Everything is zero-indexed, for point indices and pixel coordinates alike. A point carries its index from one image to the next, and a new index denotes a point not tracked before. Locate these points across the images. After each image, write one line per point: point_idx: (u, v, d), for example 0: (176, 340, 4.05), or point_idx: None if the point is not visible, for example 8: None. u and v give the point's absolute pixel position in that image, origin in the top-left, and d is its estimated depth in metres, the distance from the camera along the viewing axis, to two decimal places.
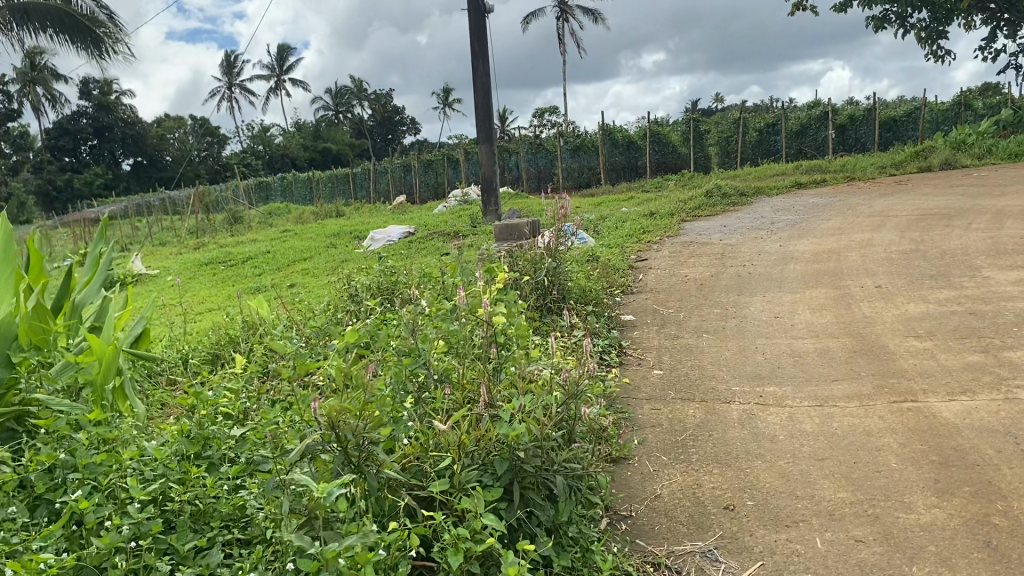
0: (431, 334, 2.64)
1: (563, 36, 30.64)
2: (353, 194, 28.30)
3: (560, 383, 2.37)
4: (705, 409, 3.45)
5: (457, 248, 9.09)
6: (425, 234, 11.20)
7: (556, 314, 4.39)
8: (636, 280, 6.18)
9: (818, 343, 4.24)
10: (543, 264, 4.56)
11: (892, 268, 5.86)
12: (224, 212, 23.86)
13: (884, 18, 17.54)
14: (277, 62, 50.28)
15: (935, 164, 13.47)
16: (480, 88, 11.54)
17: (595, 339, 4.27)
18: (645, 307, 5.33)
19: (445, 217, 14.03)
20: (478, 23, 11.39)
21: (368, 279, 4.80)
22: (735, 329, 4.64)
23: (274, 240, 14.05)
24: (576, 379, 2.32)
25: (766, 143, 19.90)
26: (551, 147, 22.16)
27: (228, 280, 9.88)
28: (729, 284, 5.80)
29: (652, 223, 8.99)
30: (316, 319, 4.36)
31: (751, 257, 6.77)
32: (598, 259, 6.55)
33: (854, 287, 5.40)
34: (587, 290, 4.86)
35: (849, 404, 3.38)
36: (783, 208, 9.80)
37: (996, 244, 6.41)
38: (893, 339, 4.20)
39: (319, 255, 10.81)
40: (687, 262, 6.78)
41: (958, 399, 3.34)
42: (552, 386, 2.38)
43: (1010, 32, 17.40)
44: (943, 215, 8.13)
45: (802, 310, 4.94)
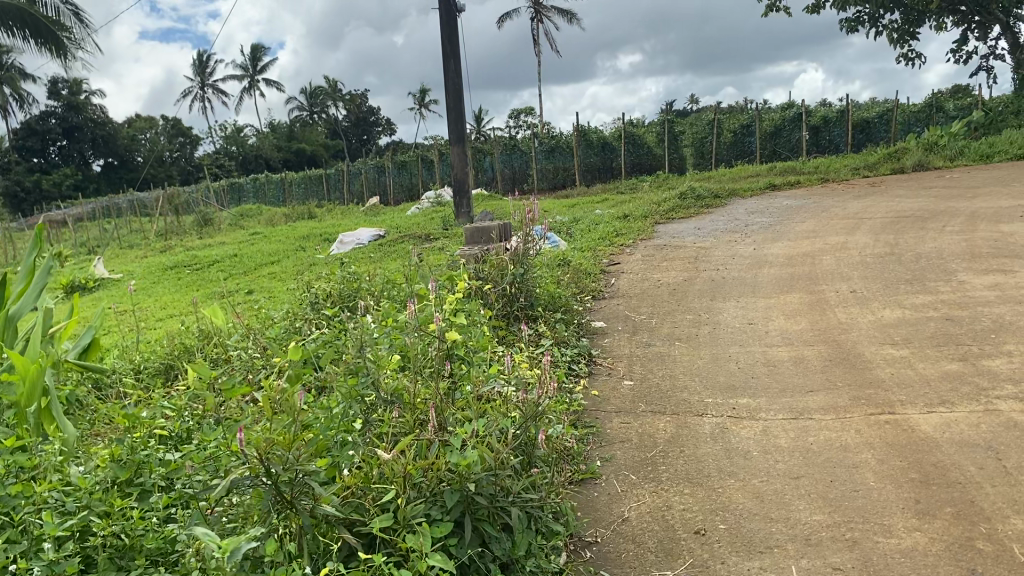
0: (382, 349, 2.49)
1: (538, 37, 30.55)
2: (327, 195, 28.04)
3: (518, 405, 2.23)
4: (676, 423, 3.31)
5: (428, 251, 8.94)
6: (397, 237, 11.03)
7: (522, 323, 4.23)
8: (608, 285, 6.05)
9: (793, 351, 4.12)
10: (511, 270, 4.40)
11: (866, 272, 5.76)
12: (194, 213, 23.50)
13: (857, 20, 17.57)
14: (250, 62, 49.81)
15: (908, 165, 13.49)
16: (451, 89, 11.37)
17: (563, 348, 4.12)
18: (616, 314, 5.19)
19: (417, 219, 13.86)
20: (449, 22, 11.22)
21: (329, 285, 4.64)
22: (707, 337, 4.51)
23: (243, 243, 13.79)
24: (535, 401, 2.18)
25: (741, 145, 19.89)
26: (526, 148, 22.04)
27: (194, 285, 9.66)
28: (702, 289, 5.68)
29: (626, 225, 8.87)
30: (272, 330, 4.19)
31: (724, 260, 6.66)
32: (570, 263, 6.42)
33: (828, 292, 5.29)
34: (556, 296, 4.72)
35: (825, 417, 3.26)
36: (757, 210, 9.72)
37: (971, 247, 6.34)
38: (869, 347, 4.09)
39: (288, 258, 10.58)
40: (660, 266, 6.66)
41: (937, 411, 3.23)
42: (508, 408, 2.25)
43: (980, 34, 17.50)
44: (917, 217, 8.08)
45: (776, 316, 4.82)
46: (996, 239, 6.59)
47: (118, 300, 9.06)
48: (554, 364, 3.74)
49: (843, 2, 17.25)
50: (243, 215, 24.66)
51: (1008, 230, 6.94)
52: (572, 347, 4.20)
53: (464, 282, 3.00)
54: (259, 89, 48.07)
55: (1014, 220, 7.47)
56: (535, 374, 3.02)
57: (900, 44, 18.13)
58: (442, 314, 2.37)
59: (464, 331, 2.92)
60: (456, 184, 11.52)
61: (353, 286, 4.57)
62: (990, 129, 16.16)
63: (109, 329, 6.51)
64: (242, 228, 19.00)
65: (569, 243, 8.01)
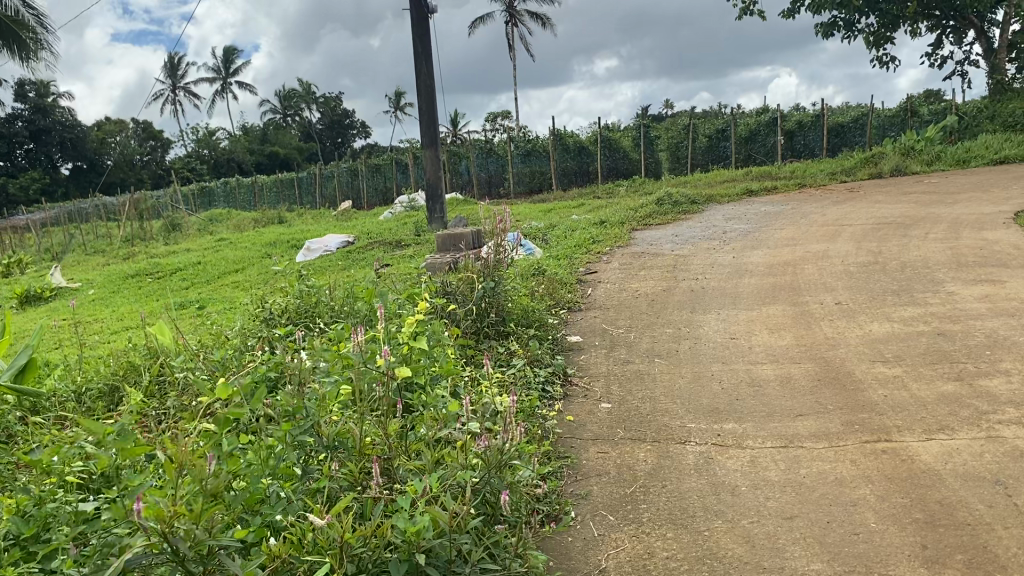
0: (327, 384, 2.26)
1: (512, 41, 30.41)
2: (299, 200, 27.65)
3: (478, 452, 2.01)
4: (657, 451, 3.06)
5: (398, 260, 8.67)
6: (366, 244, 10.74)
7: (492, 340, 3.96)
8: (584, 296, 5.79)
9: (780, 369, 3.88)
10: (479, 283, 4.13)
11: (851, 283, 5.55)
12: (162, 219, 23.03)
13: (832, 24, 17.50)
14: (222, 64, 49.20)
15: (886, 170, 13.39)
16: (423, 90, 11.10)
17: (536, 367, 3.86)
18: (593, 327, 4.93)
19: (389, 225, 13.56)
20: (421, 23, 10.96)
21: (284, 300, 4.40)
22: (688, 353, 4.27)
23: (208, 250, 13.43)
24: (496, 450, 1.96)
25: (716, 149, 19.76)
26: (502, 152, 21.80)
27: (154, 296, 9.33)
28: (682, 300, 5.45)
29: (602, 232, 8.65)
30: (221, 351, 3.95)
31: (704, 269, 6.43)
32: (544, 273, 6.16)
33: (813, 303, 5.07)
34: (530, 310, 4.45)
35: (817, 445, 3.01)
36: (735, 216, 9.53)
37: (956, 256, 6.16)
38: (859, 365, 3.86)
39: (254, 267, 10.26)
40: (638, 274, 6.43)
41: (936, 438, 2.99)
42: (468, 455, 2.02)
43: (955, 39, 17.49)
44: (898, 224, 7.91)
45: (759, 331, 4.58)
46: (982, 247, 6.40)
47: (73, 311, 8.71)
48: (524, 387, 3.49)
49: (819, 6, 17.17)
50: (212, 220, 24.23)
51: (992, 237, 6.77)
52: (546, 365, 3.94)
53: (421, 306, 2.78)
54: (231, 92, 47.48)
55: (998, 226, 7.30)
56: (502, 405, 2.79)
57: (875, 48, 18.09)
58: (389, 347, 2.15)
59: (424, 357, 2.70)
60: (430, 189, 11.24)
61: (311, 301, 4.33)
62: (965, 134, 16.14)
63: (58, 344, 6.17)
64: (211, 233, 18.59)
65: (544, 251, 7.76)
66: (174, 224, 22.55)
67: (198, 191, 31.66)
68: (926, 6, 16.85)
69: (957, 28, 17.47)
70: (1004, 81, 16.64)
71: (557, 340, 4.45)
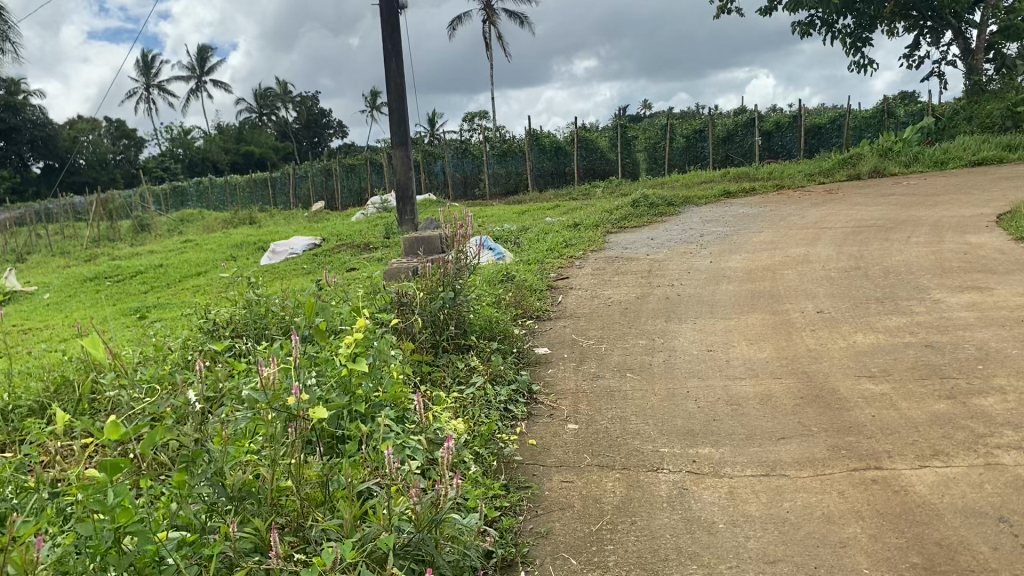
0: (244, 419, 2.01)
1: (489, 41, 30.14)
2: (273, 200, 27.25)
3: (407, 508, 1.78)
4: (627, 480, 2.79)
5: (366, 263, 8.38)
6: (333, 245, 10.43)
7: (451, 355, 3.65)
8: (554, 304, 5.52)
9: (760, 386, 3.62)
10: (436, 295, 3.80)
11: (833, 290, 5.31)
12: (130, 219, 22.54)
13: (810, 24, 17.38)
14: (197, 62, 48.54)
15: (864, 172, 13.24)
16: (394, 88, 10.77)
17: (497, 384, 3.56)
18: (562, 338, 4.66)
19: (359, 226, 13.23)
20: (391, 19, 10.62)
21: (231, 310, 4.10)
22: (662, 367, 4.00)
23: (172, 252, 13.03)
24: (427, 510, 1.73)
25: (694, 150, 19.56)
26: (477, 153, 21.52)
27: (110, 300, 8.98)
28: (656, 308, 5.18)
29: (575, 235, 8.39)
30: (156, 367, 3.66)
31: (680, 275, 6.18)
32: (513, 279, 5.88)
33: (793, 312, 4.83)
34: (494, 320, 4.17)
35: (801, 474, 2.75)
36: (713, 218, 9.30)
37: (940, 261, 5.95)
38: (843, 380, 3.61)
39: (215, 271, 9.89)
40: (611, 280, 6.16)
41: (930, 466, 2.74)
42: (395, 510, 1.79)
43: (932, 40, 17.40)
44: (878, 227, 7.70)
45: (738, 342, 4.33)
46: (966, 252, 6.19)
47: (24, 317, 8.32)
48: (482, 411, 3.18)
49: (796, 5, 17.02)
50: (183, 220, 23.77)
51: (976, 242, 6.57)
52: (510, 383, 3.65)
53: (362, 323, 2.52)
54: (205, 90, 46.86)
55: (981, 230, 7.12)
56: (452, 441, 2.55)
57: (852, 49, 17.97)
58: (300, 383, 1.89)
59: (364, 383, 2.45)
60: (401, 190, 10.94)
61: (264, 310, 4.03)
62: (943, 135, 16.03)
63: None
64: (180, 234, 18.21)
65: (515, 255, 7.49)
66: (144, 225, 22.11)
67: (169, 191, 31.15)
68: (903, 7, 16.75)
69: (934, 28, 17.37)
70: (981, 82, 16.54)
71: (523, 354, 4.17)
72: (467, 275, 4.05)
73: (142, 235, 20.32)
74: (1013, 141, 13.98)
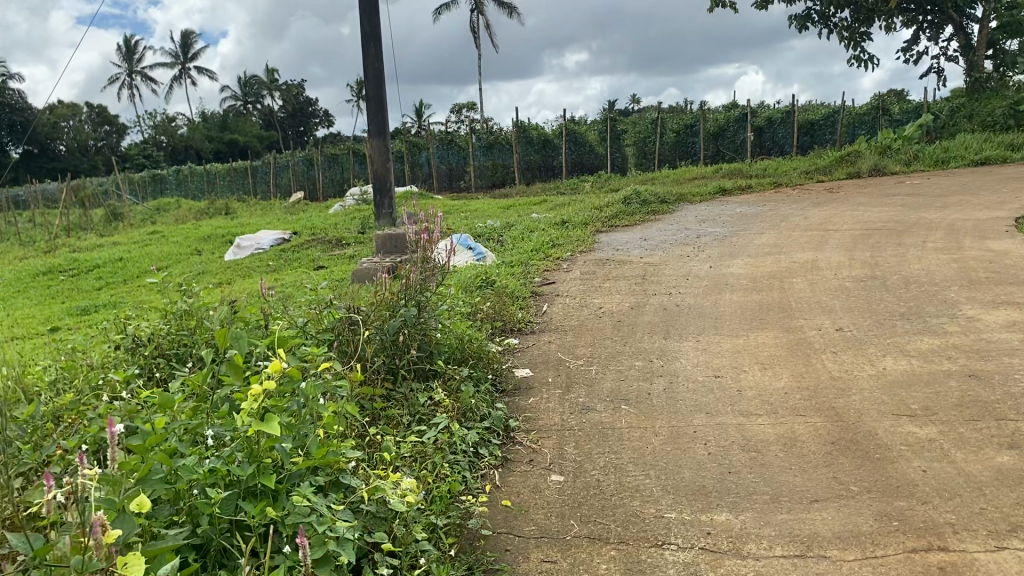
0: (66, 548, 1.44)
1: (478, 30, 29.53)
2: (253, 190, 26.55)
3: None
4: (625, 562, 2.19)
5: (335, 264, 7.79)
6: (303, 240, 9.80)
7: (412, 385, 3.04)
8: (538, 314, 4.93)
9: (781, 427, 3.04)
10: (394, 314, 3.17)
11: (851, 303, 4.72)
12: (102, 208, 21.81)
13: (807, 17, 16.82)
14: (180, 48, 47.59)
15: (864, 169, 12.71)
16: (372, 74, 10.14)
17: (465, 422, 2.94)
18: (545, 358, 4.05)
19: (335, 219, 12.60)
20: (369, 2, 9.96)
21: (157, 324, 3.49)
22: (662, 397, 3.41)
23: (138, 244, 12.37)
24: None
25: (684, 145, 18.98)
26: (463, 144, 20.89)
27: (60, 297, 8.35)
28: (653, 322, 4.59)
29: (563, 234, 7.79)
30: (52, 398, 3.05)
31: (677, 281, 5.59)
32: (493, 285, 5.28)
33: (809, 330, 4.25)
34: (467, 337, 3.53)
35: (845, 556, 2.16)
36: (708, 217, 8.72)
37: (965, 270, 5.38)
38: (879, 421, 3.02)
39: (174, 268, 9.27)
40: (602, 286, 5.58)
41: (1008, 547, 2.16)
42: None
43: (932, 34, 16.85)
44: (888, 230, 7.14)
45: (749, 366, 3.73)
46: (990, 261, 5.62)
47: None
48: (445, 463, 2.58)
49: None
50: (160, 208, 23.10)
51: (1000, 248, 6.00)
52: (482, 417, 3.05)
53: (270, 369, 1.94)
54: (189, 76, 45.95)
55: (1001, 235, 6.57)
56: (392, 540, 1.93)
57: (850, 43, 17.40)
58: None
59: (278, 456, 1.85)
60: (377, 183, 10.26)
61: (194, 331, 3.42)
62: (942, 133, 15.50)
63: None
64: (152, 224, 17.57)
65: (497, 256, 6.90)
66: (116, 213, 21.43)
67: (147, 178, 30.39)
68: None
69: (934, 23, 16.81)
70: (982, 79, 16.02)
71: (501, 378, 3.57)
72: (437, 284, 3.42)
73: (115, 224, 19.66)
74: (1015, 140, 13.46)
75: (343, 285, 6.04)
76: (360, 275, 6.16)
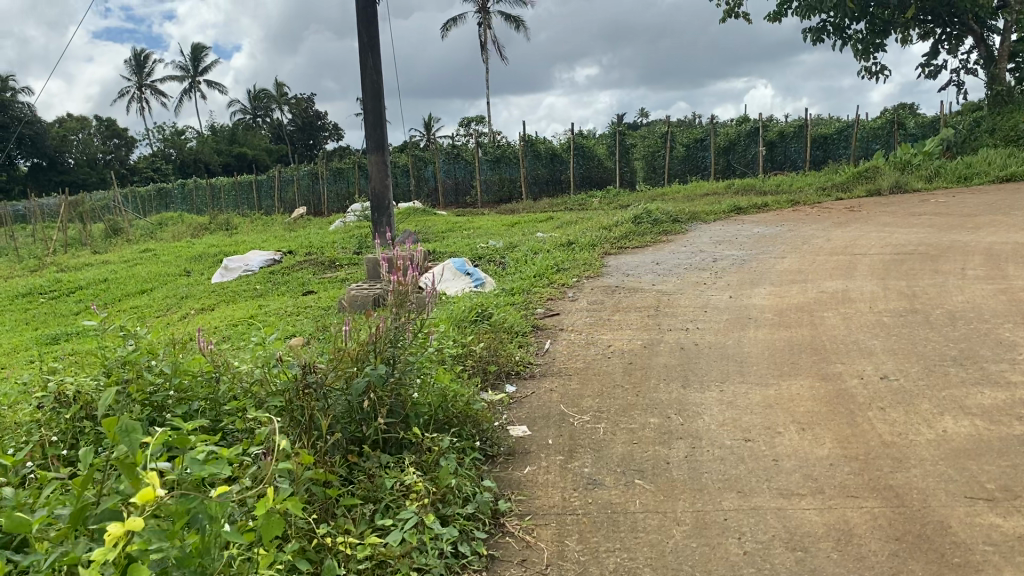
0: None
1: (485, 43, 29.19)
2: (258, 204, 26.13)
3: None
4: None
5: (325, 289, 7.30)
6: (294, 261, 9.29)
7: (378, 461, 2.53)
8: (540, 353, 4.39)
9: (831, 514, 2.48)
10: (360, 371, 2.65)
11: (893, 344, 4.16)
12: (101, 222, 21.44)
13: (821, 29, 16.27)
14: (189, 61, 47.39)
15: (885, 187, 12.14)
16: (370, 86, 9.65)
17: (444, 509, 2.41)
18: (546, 411, 3.49)
19: (334, 237, 12.10)
20: (367, 10, 9.46)
21: (90, 378, 3.01)
22: (684, 469, 2.85)
23: (129, 262, 11.92)
24: None
25: (694, 159, 18.43)
26: (469, 157, 20.34)
27: (36, 322, 7.88)
28: (669, 364, 4.05)
29: (569, 257, 7.26)
30: None
31: (694, 314, 5.06)
32: (489, 319, 4.75)
33: (849, 378, 3.70)
34: (452, 393, 3.00)
35: None
36: (725, 238, 8.17)
37: (1016, 303, 4.82)
38: (951, 509, 2.47)
39: (159, 289, 8.83)
40: (611, 320, 5.04)
41: None
42: None
43: (952, 47, 16.26)
44: (921, 255, 6.57)
45: (784, 427, 3.19)
46: None
47: None
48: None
49: (807, 9, 15.95)
50: (161, 223, 22.72)
51: None
52: (466, 500, 2.51)
53: (142, 496, 1.43)
54: (198, 90, 45.67)
55: None
56: None
57: (865, 55, 16.82)
58: None
59: None
60: (376, 199, 9.75)
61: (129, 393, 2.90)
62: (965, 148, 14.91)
63: None
64: (150, 241, 17.15)
65: (497, 282, 6.39)
66: (117, 228, 21.04)
67: (152, 193, 30.07)
68: (922, 11, 15.63)
69: (953, 34, 16.24)
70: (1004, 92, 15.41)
71: (492, 440, 3.05)
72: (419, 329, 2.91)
73: (115, 240, 19.26)
74: None
75: (330, 316, 5.57)
76: (350, 302, 5.69)
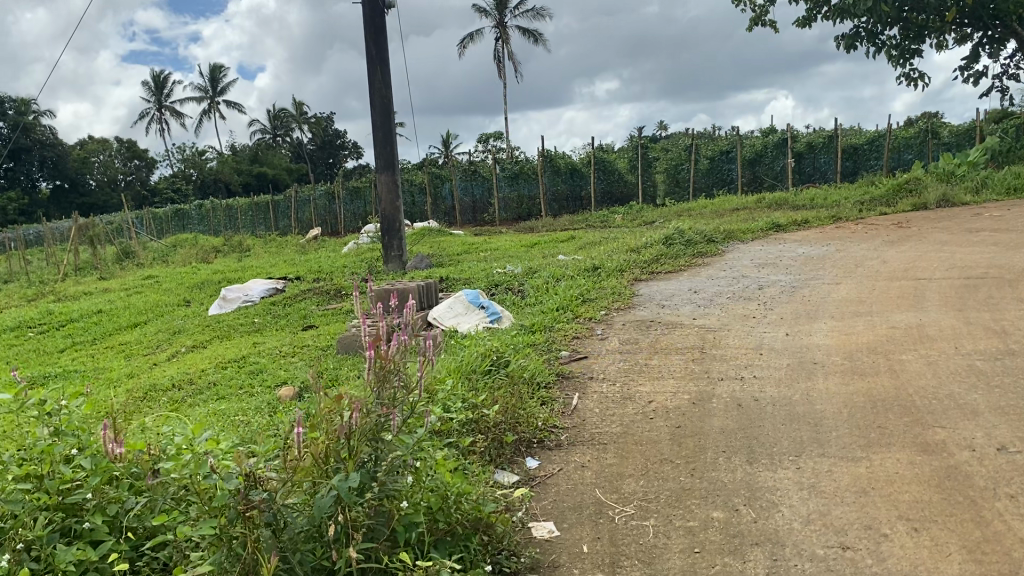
0: None
1: (503, 58, 28.73)
2: (274, 225, 25.60)
3: None
4: None
5: (326, 323, 6.64)
6: (299, 289, 8.65)
7: None
8: (568, 412, 3.67)
9: None
10: (327, 477, 1.95)
11: (999, 400, 3.41)
12: (115, 245, 21.03)
13: (854, 35, 15.50)
14: (209, 82, 47.25)
15: (931, 201, 11.33)
16: (379, 101, 9.02)
17: None
18: (577, 500, 2.76)
19: (346, 261, 11.47)
20: (375, 20, 8.82)
21: None
22: None
23: (133, 290, 11.34)
24: None
25: (720, 172, 17.64)
26: (487, 174, 19.75)
27: (17, 360, 7.29)
28: (727, 428, 3.31)
29: (597, 285, 6.55)
30: None
31: (747, 357, 4.33)
32: (506, 368, 4.01)
33: (957, 452, 2.95)
34: (456, 492, 2.29)
35: None
36: (767, 261, 7.45)
37: None
38: None
39: (153, 322, 8.20)
40: (650, 364, 4.33)
41: None
42: None
43: (993, 51, 15.38)
44: (996, 280, 5.80)
45: (894, 528, 2.44)
46: None
47: None
48: None
49: (839, 14, 15.20)
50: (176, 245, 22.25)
51: None
52: None
53: None
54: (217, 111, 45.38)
55: None
56: None
57: (900, 62, 15.99)
58: None
59: None
60: (386, 221, 9.06)
61: (39, 501, 2.18)
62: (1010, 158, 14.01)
63: None
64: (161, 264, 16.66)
65: (516, 316, 5.69)
66: (129, 251, 20.52)
67: (169, 214, 29.73)
68: (960, 15, 14.81)
69: (994, 38, 15.36)
70: None
71: (510, 551, 2.35)
72: (418, 406, 2.21)
73: (126, 263, 18.73)
74: None
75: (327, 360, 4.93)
76: (346, 344, 5.11)
